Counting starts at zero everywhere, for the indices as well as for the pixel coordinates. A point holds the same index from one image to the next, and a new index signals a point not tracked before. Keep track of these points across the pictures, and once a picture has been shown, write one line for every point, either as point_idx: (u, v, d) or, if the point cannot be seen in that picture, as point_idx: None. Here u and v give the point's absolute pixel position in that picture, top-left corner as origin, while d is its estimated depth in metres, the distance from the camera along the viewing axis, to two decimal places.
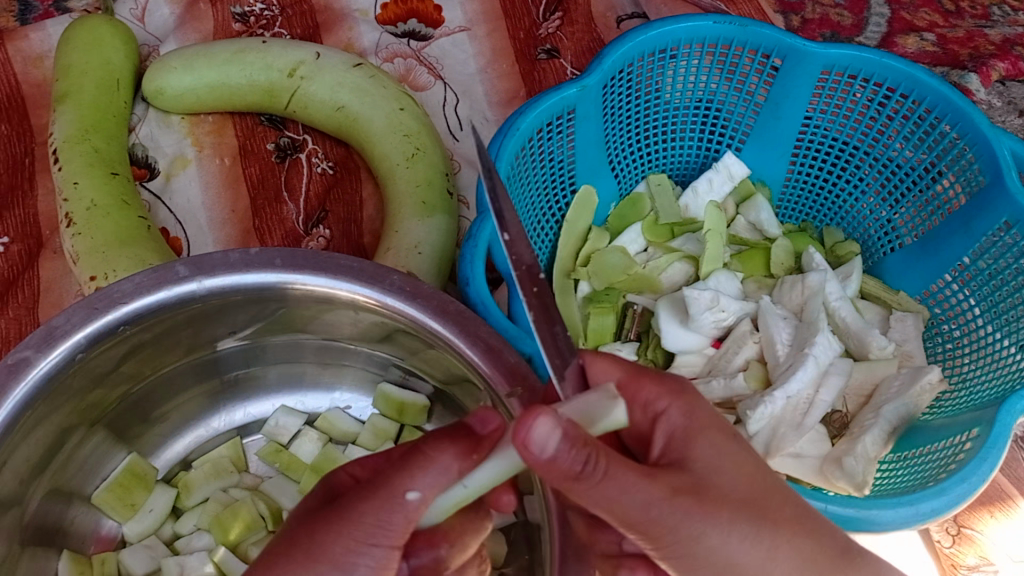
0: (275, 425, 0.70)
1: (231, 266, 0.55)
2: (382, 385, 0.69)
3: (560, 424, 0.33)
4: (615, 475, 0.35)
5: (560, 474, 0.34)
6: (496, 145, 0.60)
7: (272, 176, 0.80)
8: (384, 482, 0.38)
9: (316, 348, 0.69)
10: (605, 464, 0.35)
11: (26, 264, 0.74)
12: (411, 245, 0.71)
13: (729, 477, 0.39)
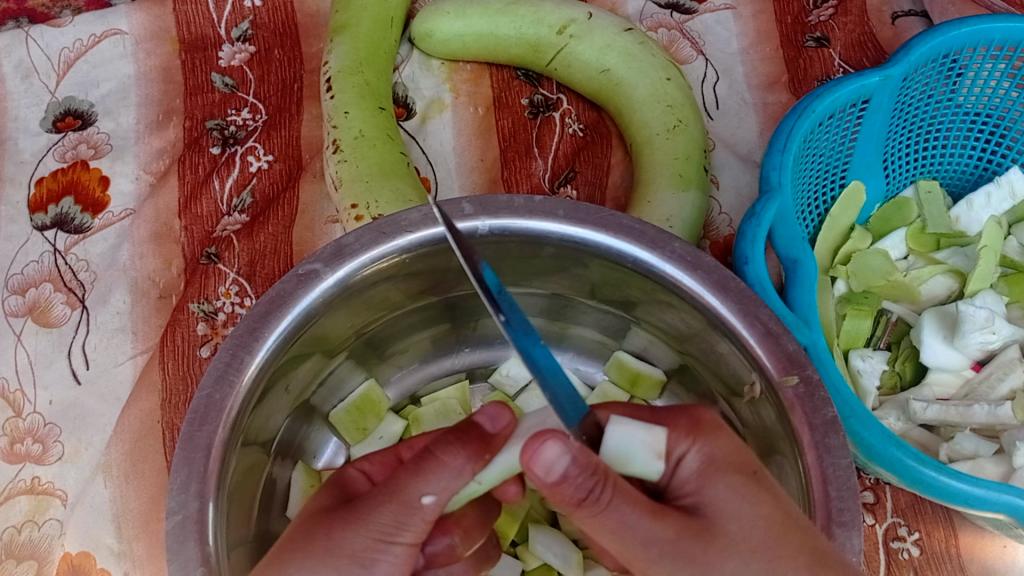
0: (505, 374, 0.71)
1: (516, 211, 0.55)
2: (619, 353, 0.68)
3: (569, 450, 0.38)
4: (616, 505, 0.39)
5: (564, 497, 0.39)
6: (790, 122, 0.59)
7: (523, 132, 0.80)
8: (401, 483, 0.42)
9: (543, 307, 0.68)
10: (611, 489, 0.39)
11: (284, 184, 0.78)
12: (663, 217, 0.69)
13: (743, 521, 0.41)
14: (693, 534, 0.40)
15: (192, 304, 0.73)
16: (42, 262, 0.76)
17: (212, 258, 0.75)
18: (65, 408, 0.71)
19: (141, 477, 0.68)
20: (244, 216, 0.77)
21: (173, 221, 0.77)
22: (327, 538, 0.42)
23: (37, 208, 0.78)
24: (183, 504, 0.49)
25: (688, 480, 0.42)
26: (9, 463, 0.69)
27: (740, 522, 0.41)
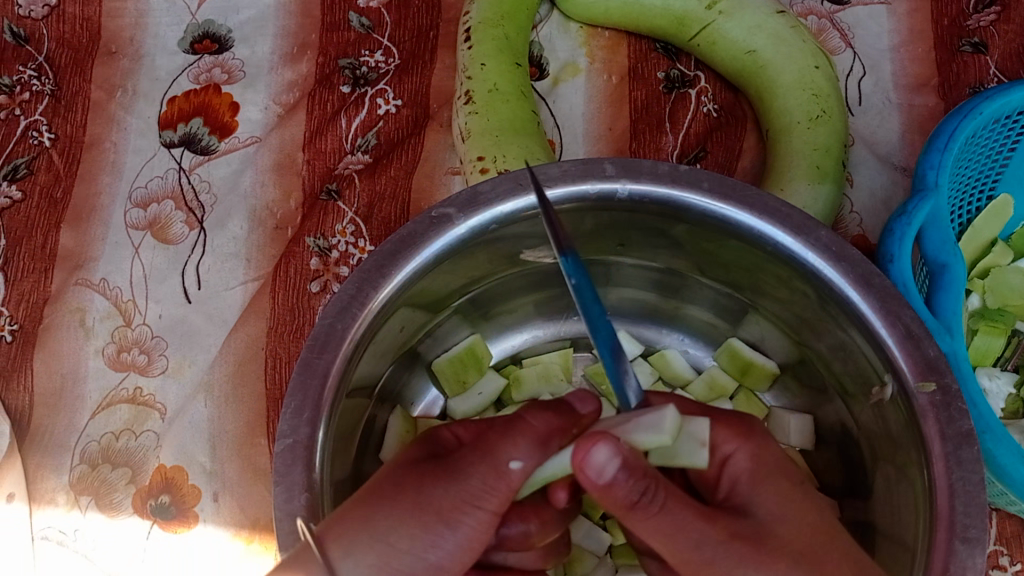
0: None
1: (658, 178, 0.53)
2: (733, 341, 0.66)
3: (618, 452, 0.38)
4: (669, 509, 0.39)
5: (615, 500, 0.39)
6: (953, 122, 0.58)
7: (657, 105, 0.78)
8: (489, 444, 0.41)
9: (661, 282, 0.66)
10: (662, 495, 0.39)
11: (410, 131, 0.78)
12: None
13: (791, 525, 0.41)
14: (741, 536, 0.40)
15: (309, 238, 0.73)
16: (167, 179, 0.77)
17: (331, 194, 0.75)
18: (173, 324, 0.72)
19: (239, 400, 0.69)
20: (368, 157, 0.77)
21: (297, 154, 0.77)
22: (419, 493, 0.40)
23: (167, 125, 0.79)
24: (295, 429, 0.48)
25: (737, 478, 0.43)
26: (114, 371, 0.71)
27: (787, 526, 0.41)
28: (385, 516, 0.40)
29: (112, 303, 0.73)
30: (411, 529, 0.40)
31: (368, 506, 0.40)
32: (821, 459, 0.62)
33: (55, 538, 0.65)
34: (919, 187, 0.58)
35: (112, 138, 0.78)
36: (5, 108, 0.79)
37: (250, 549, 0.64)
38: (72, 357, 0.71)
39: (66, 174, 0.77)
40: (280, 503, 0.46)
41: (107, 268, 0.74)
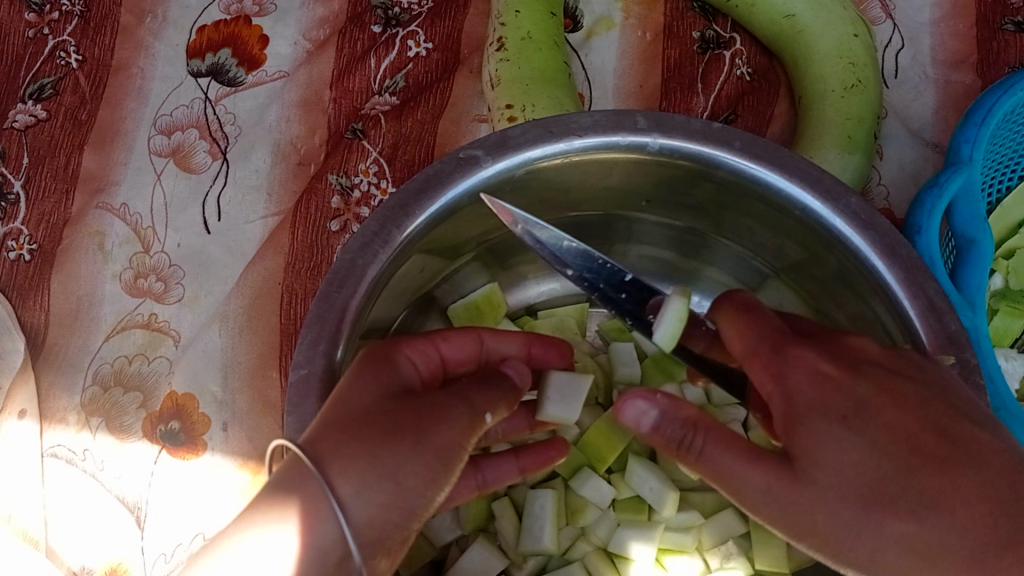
0: None
1: (692, 136, 0.52)
2: None
3: (656, 404, 0.41)
4: (709, 450, 0.40)
5: (665, 445, 0.42)
6: (992, 97, 0.57)
7: (690, 65, 0.77)
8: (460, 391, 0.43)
9: (682, 241, 0.65)
10: (704, 437, 0.40)
11: (439, 76, 0.77)
12: None
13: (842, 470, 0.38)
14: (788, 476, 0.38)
15: (331, 175, 0.73)
16: (192, 108, 0.76)
17: (356, 133, 0.74)
18: (191, 254, 0.72)
19: (254, 332, 0.69)
20: (395, 98, 0.76)
21: (324, 91, 0.77)
22: (415, 428, 0.40)
23: (195, 54, 0.78)
24: (310, 360, 0.48)
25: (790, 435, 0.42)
26: (130, 296, 0.71)
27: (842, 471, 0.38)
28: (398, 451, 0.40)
29: (131, 229, 0.73)
30: (411, 465, 0.40)
31: (367, 445, 0.39)
32: None
33: (65, 457, 0.66)
34: (953, 160, 0.56)
35: (140, 64, 0.78)
36: (34, 26, 0.78)
37: (255, 481, 0.65)
38: (89, 280, 0.71)
39: (91, 96, 0.76)
40: (291, 432, 0.46)
41: (128, 194, 0.74)
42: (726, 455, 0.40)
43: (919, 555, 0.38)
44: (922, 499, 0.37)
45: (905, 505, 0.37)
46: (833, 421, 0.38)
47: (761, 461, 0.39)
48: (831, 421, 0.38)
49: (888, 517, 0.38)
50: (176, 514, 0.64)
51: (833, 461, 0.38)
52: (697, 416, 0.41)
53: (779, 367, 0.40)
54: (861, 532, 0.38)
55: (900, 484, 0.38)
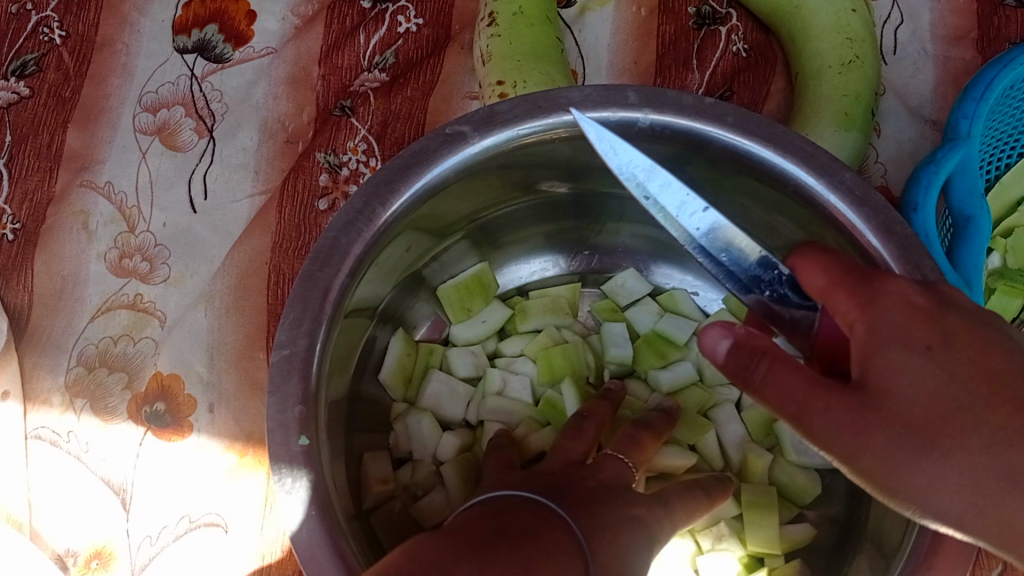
0: (619, 285, 0.67)
1: (683, 111, 0.51)
2: None
3: (730, 333, 0.39)
4: (773, 376, 0.38)
5: (736, 364, 0.39)
6: (991, 72, 0.56)
7: (685, 41, 0.76)
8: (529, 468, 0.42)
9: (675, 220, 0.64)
10: (768, 364, 0.38)
11: (430, 52, 0.75)
12: None
13: (911, 395, 0.36)
14: (857, 401, 0.37)
15: (320, 153, 0.72)
16: (178, 85, 0.75)
17: (345, 111, 0.73)
18: (177, 233, 0.71)
19: (240, 313, 0.68)
20: (384, 75, 0.75)
21: (313, 68, 0.75)
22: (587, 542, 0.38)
23: (181, 30, 0.77)
24: (292, 340, 0.47)
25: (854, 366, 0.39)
26: (115, 276, 0.70)
27: (915, 396, 0.36)
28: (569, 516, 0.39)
29: (116, 208, 0.72)
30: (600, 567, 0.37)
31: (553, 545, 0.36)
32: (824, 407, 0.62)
33: (48, 438, 0.65)
34: (950, 137, 0.55)
35: (125, 40, 0.76)
36: (17, 2, 0.77)
37: (243, 463, 0.64)
38: (73, 260, 0.70)
39: (75, 73, 0.75)
40: (274, 413, 0.46)
41: (113, 172, 0.72)
42: (789, 379, 0.37)
43: (986, 495, 0.36)
44: (1002, 434, 0.36)
45: (982, 438, 0.36)
46: (914, 354, 0.37)
47: (832, 387, 0.37)
48: (911, 351, 0.37)
49: (960, 449, 0.36)
50: (161, 496, 0.63)
51: (909, 389, 0.36)
52: (769, 343, 0.38)
53: (866, 299, 0.38)
54: (929, 468, 0.36)
55: (977, 416, 0.36)
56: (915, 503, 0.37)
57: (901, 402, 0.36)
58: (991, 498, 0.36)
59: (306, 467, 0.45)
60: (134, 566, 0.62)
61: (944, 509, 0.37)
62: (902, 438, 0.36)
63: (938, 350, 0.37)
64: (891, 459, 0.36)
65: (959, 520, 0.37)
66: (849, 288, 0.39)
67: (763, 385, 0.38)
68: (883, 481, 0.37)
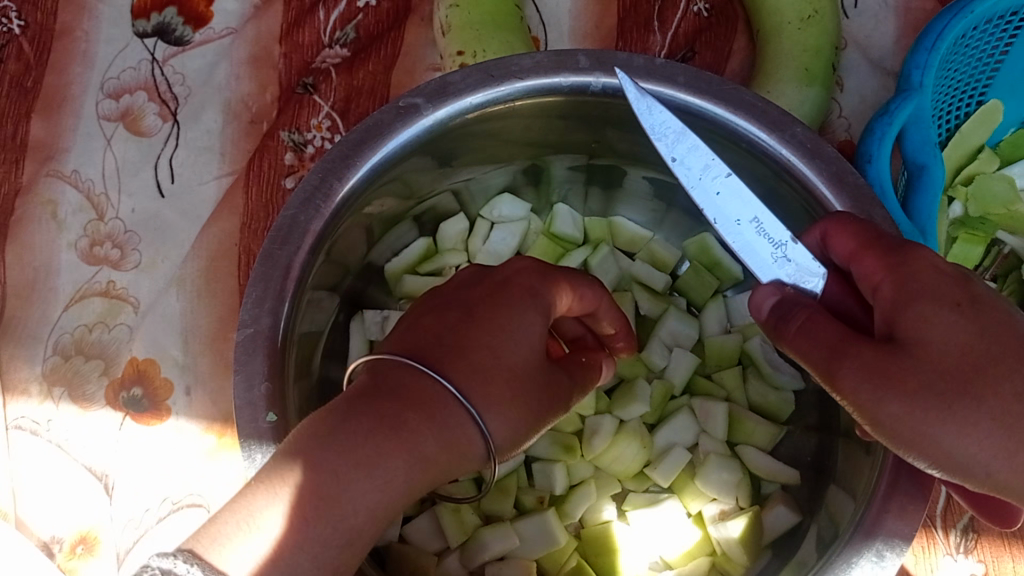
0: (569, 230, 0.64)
1: (635, 72, 0.51)
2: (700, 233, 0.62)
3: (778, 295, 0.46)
4: (805, 327, 0.43)
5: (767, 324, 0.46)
6: (944, 19, 0.55)
7: (646, 2, 0.75)
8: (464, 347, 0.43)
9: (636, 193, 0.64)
10: (804, 319, 0.44)
11: (390, 26, 0.75)
12: None
13: (941, 343, 0.40)
14: (885, 350, 0.41)
15: (283, 133, 0.72)
16: (139, 70, 0.75)
17: (308, 88, 0.73)
18: (146, 219, 0.71)
19: (212, 295, 0.68)
20: (346, 51, 0.74)
21: (273, 47, 0.75)
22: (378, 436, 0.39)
23: (140, 14, 0.76)
24: (256, 319, 0.47)
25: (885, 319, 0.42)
26: (87, 265, 0.70)
27: (940, 344, 0.40)
28: (419, 374, 0.41)
29: (84, 196, 0.72)
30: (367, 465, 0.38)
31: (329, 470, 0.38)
32: None
33: (29, 427, 0.66)
34: (903, 87, 0.55)
35: (84, 26, 0.76)
36: None
37: (221, 443, 0.65)
38: (45, 250, 0.70)
39: (37, 63, 0.75)
40: (242, 392, 0.46)
41: (78, 160, 0.72)
42: (819, 330, 0.43)
43: (1008, 444, 0.39)
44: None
45: (1008, 392, 0.39)
46: (946, 311, 0.40)
47: (864, 341, 0.41)
48: (943, 308, 0.41)
49: (990, 396, 0.39)
50: (143, 479, 0.64)
51: (940, 341, 0.40)
52: (803, 305, 0.44)
53: (898, 263, 0.43)
54: (956, 421, 0.39)
55: (1005, 366, 0.39)
56: (940, 458, 0.40)
57: (928, 347, 0.40)
58: (1014, 446, 0.38)
59: (274, 442, 0.46)
60: (119, 549, 0.63)
61: (973, 462, 0.39)
62: (936, 381, 0.39)
63: (969, 309, 0.41)
64: (917, 407, 0.39)
65: (982, 470, 0.40)
66: (880, 252, 0.43)
67: (797, 333, 0.44)
68: (906, 433, 0.40)
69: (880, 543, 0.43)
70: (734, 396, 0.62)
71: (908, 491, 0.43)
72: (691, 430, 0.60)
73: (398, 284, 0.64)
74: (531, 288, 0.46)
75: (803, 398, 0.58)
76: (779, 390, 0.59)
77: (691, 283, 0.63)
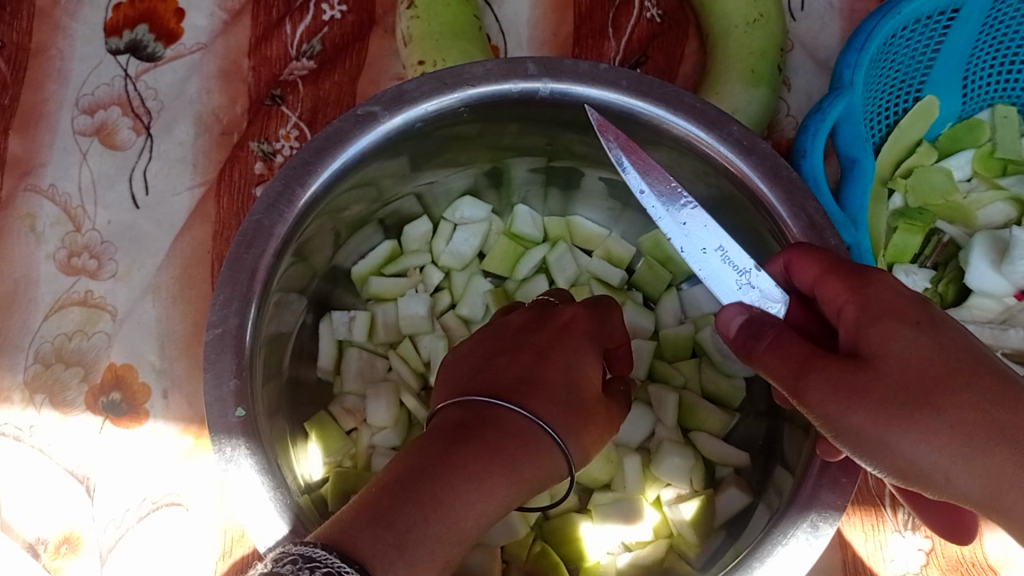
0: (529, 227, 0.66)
1: (580, 78, 0.54)
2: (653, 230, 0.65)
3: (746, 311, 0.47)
4: (777, 343, 0.44)
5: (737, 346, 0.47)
6: (872, 22, 0.58)
7: (601, 10, 0.78)
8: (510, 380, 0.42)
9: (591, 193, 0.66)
10: (772, 337, 0.44)
11: (354, 38, 0.78)
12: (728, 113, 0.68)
13: (901, 355, 0.39)
14: (843, 362, 0.41)
15: (254, 143, 0.75)
16: (113, 86, 0.77)
17: (276, 100, 0.76)
18: (122, 229, 0.73)
19: (187, 302, 0.71)
20: (312, 63, 0.77)
21: (242, 60, 0.78)
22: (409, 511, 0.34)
23: (113, 31, 0.79)
24: (224, 319, 0.50)
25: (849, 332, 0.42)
26: (65, 276, 0.72)
27: (899, 354, 0.39)
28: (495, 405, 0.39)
29: (62, 210, 0.74)
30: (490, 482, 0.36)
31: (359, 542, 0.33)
32: None
33: (11, 434, 0.68)
34: (836, 85, 0.58)
35: (58, 45, 0.78)
36: None
37: (197, 444, 0.67)
38: (24, 262, 0.72)
39: (13, 81, 0.77)
40: (211, 388, 0.49)
41: (55, 174, 0.75)
42: (790, 346, 0.43)
43: (966, 456, 0.37)
44: (989, 398, 0.38)
45: (966, 402, 0.38)
46: (907, 327, 0.40)
47: (828, 356, 0.42)
48: (905, 325, 0.40)
49: (950, 405, 0.38)
50: (123, 479, 0.66)
51: (899, 352, 0.40)
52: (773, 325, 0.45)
53: (859, 284, 0.43)
54: (912, 433, 0.38)
55: (964, 377, 0.38)
56: (900, 466, 0.39)
57: (886, 358, 0.40)
58: (973, 457, 0.37)
59: (244, 437, 0.48)
60: (102, 548, 0.65)
61: (935, 468, 0.38)
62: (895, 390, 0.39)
63: (929, 327, 0.40)
64: (879, 415, 0.39)
65: (945, 479, 0.38)
66: (842, 275, 0.44)
67: (768, 349, 0.44)
68: (867, 441, 0.39)
69: (814, 514, 0.45)
70: (689, 386, 0.64)
71: (842, 465, 0.46)
72: (648, 420, 0.63)
73: (365, 285, 0.66)
74: (586, 331, 0.47)
75: (753, 385, 0.61)
76: (730, 377, 0.62)
77: (646, 277, 0.66)
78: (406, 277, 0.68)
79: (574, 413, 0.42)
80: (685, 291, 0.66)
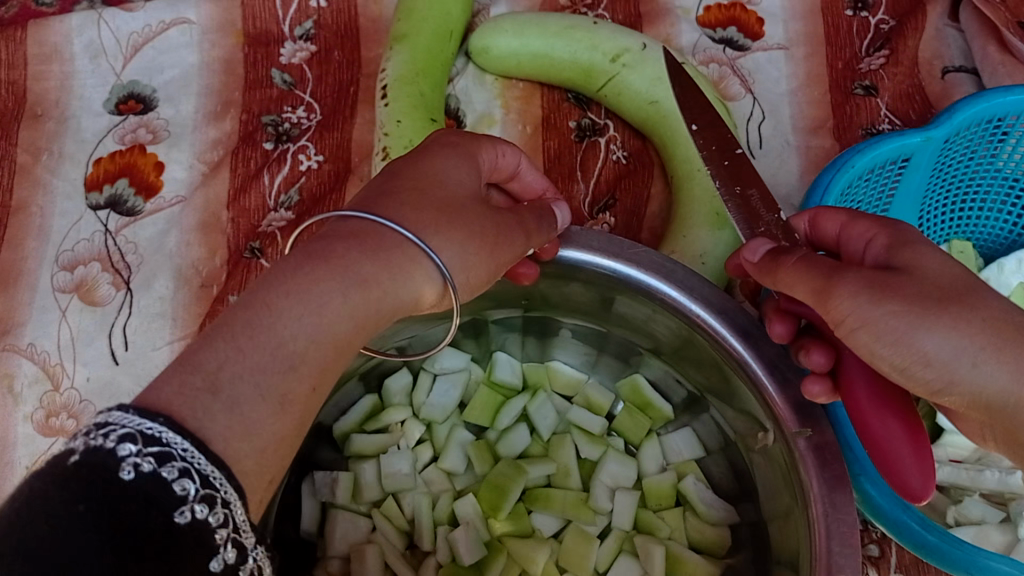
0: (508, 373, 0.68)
1: (549, 240, 0.57)
2: (634, 375, 0.66)
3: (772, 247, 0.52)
4: (807, 260, 0.47)
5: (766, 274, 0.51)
6: (828, 176, 0.61)
7: (569, 154, 0.84)
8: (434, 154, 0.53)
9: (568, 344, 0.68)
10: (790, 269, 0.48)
11: (331, 186, 0.81)
12: (696, 255, 0.70)
13: (939, 274, 0.45)
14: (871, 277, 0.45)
15: (233, 296, 0.76)
16: (93, 241, 0.78)
17: (255, 252, 0.78)
18: (101, 386, 0.73)
19: None
20: (290, 213, 0.80)
21: (221, 212, 0.80)
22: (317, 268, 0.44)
23: (93, 187, 0.81)
24: None
25: (880, 255, 0.48)
26: (43, 436, 0.71)
27: (933, 269, 0.45)
28: (393, 229, 0.47)
29: (39, 368, 0.73)
30: (325, 279, 0.44)
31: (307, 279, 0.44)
32: (716, 469, 0.64)
33: None
34: None
35: (39, 202, 0.80)
36: None
37: None
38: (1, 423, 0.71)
39: None
40: None
41: (34, 333, 0.74)
42: (810, 269, 0.47)
43: (968, 323, 0.43)
44: (1000, 346, 0.43)
45: (974, 333, 0.43)
46: (933, 252, 0.46)
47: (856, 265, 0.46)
48: (932, 251, 0.46)
49: (964, 326, 0.43)
50: None
51: (935, 267, 0.45)
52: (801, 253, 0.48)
53: (888, 224, 0.49)
54: (932, 323, 0.43)
55: (971, 311, 0.44)
56: (920, 359, 0.44)
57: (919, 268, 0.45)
58: (974, 331, 0.43)
59: None
60: None
61: (955, 359, 0.44)
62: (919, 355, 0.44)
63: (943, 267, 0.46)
64: (898, 327, 0.43)
65: (971, 364, 0.43)
66: (873, 218, 0.50)
67: (795, 263, 0.48)
68: (898, 329, 0.44)
69: None
70: (674, 537, 0.64)
71: None
72: (635, 573, 0.63)
73: (347, 443, 0.66)
74: (455, 142, 0.55)
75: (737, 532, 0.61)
76: (715, 526, 0.63)
77: (626, 423, 0.67)
78: (387, 433, 0.67)
79: (477, 241, 0.50)
80: (664, 436, 0.67)
